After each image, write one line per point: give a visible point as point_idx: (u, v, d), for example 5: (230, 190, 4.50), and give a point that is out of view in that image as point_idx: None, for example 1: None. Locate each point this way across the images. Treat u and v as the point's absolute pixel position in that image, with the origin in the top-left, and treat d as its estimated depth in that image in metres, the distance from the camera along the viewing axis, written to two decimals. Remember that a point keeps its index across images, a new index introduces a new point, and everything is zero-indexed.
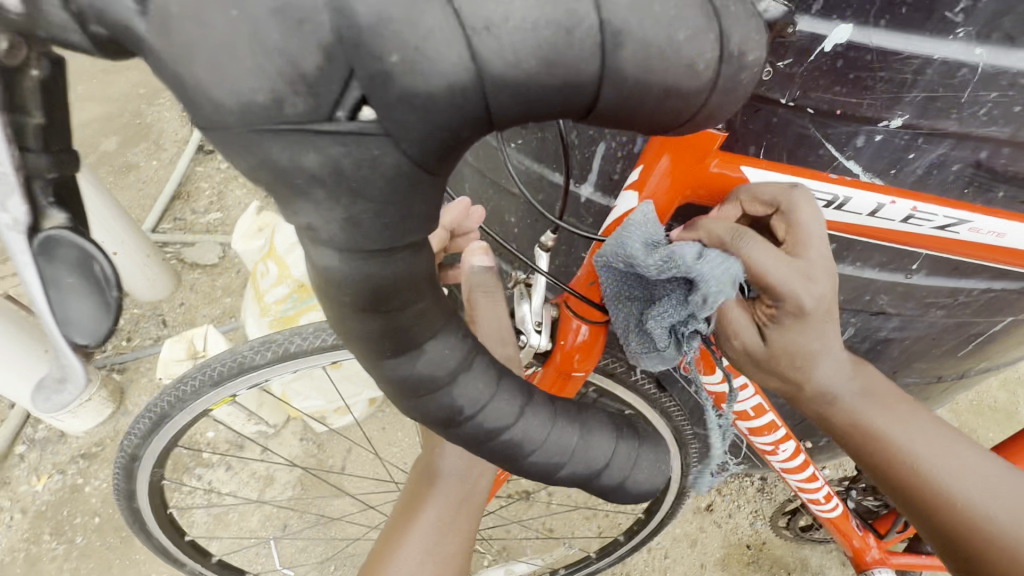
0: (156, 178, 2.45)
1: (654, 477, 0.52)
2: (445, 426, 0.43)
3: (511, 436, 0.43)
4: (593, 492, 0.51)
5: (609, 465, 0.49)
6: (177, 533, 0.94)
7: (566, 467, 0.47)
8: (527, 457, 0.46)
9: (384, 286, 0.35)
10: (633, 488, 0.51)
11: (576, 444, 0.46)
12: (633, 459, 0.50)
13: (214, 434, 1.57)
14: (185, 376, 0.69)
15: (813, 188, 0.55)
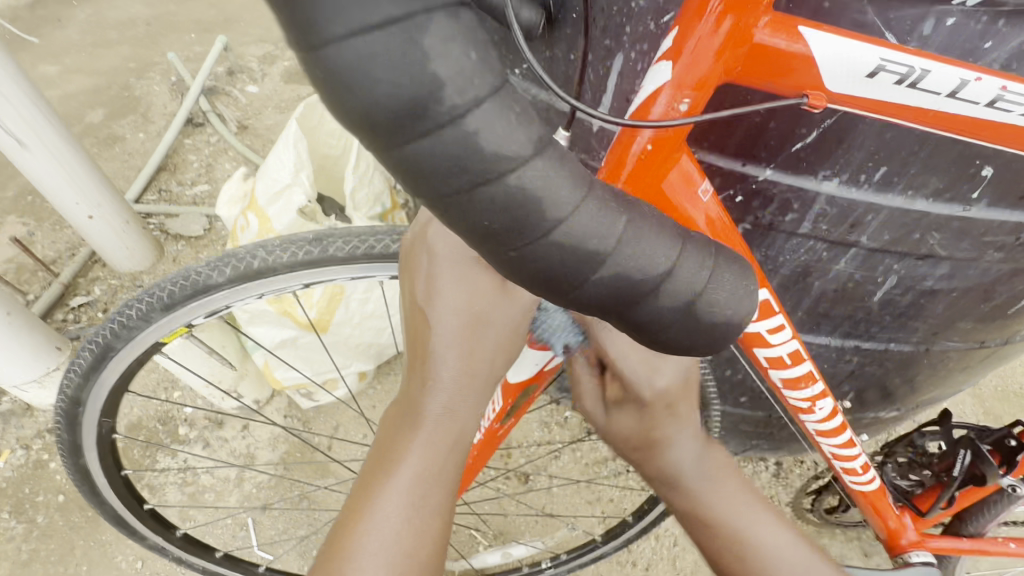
0: (142, 150, 2.35)
1: (734, 303, 0.41)
2: (483, 226, 0.33)
3: (547, 222, 0.33)
4: (647, 314, 0.39)
5: (672, 276, 0.38)
6: (135, 501, 0.84)
7: (613, 264, 0.35)
8: (571, 258, 0.34)
9: (394, 76, 0.28)
10: (706, 312, 0.40)
11: (622, 232, 0.35)
12: (707, 270, 0.39)
13: (191, 409, 1.47)
14: (133, 299, 0.59)
15: (885, 57, 0.45)
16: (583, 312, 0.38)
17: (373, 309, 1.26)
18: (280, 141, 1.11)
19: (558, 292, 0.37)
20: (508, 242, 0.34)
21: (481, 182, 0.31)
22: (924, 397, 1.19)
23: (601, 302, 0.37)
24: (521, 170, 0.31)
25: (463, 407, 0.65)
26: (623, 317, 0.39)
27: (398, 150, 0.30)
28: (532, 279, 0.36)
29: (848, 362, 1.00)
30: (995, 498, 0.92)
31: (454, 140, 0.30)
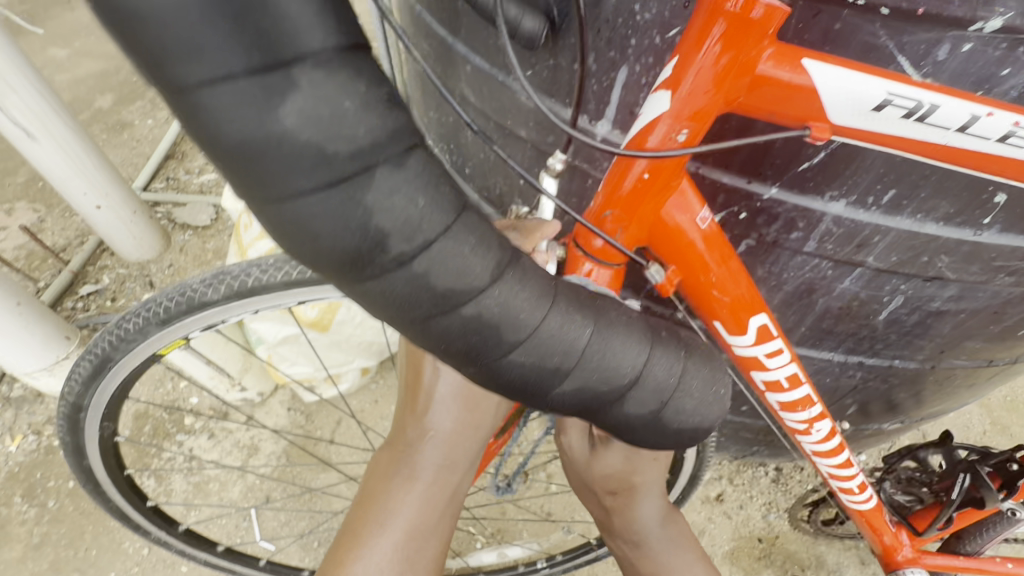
0: (150, 137, 2.36)
1: (702, 398, 0.43)
2: (451, 345, 0.34)
3: (510, 343, 0.34)
4: (609, 422, 0.41)
5: (640, 380, 0.39)
6: (138, 498, 0.86)
7: (577, 375, 0.37)
8: (536, 373, 0.36)
9: (330, 211, 0.28)
10: (672, 409, 0.42)
11: (587, 343, 0.36)
12: (675, 371, 0.41)
13: (197, 400, 1.49)
14: (128, 314, 0.59)
15: (892, 90, 0.43)
16: (551, 414, 0.40)
17: None
18: None
19: (522, 398, 0.38)
20: (474, 359, 0.35)
21: (445, 316, 0.32)
22: (928, 410, 1.18)
23: (567, 407, 0.39)
24: (482, 300, 0.32)
25: (457, 468, 0.77)
26: (588, 416, 0.40)
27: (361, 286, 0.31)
28: (499, 389, 0.37)
29: (851, 377, 0.99)
30: (994, 520, 0.91)
31: (414, 283, 0.31)
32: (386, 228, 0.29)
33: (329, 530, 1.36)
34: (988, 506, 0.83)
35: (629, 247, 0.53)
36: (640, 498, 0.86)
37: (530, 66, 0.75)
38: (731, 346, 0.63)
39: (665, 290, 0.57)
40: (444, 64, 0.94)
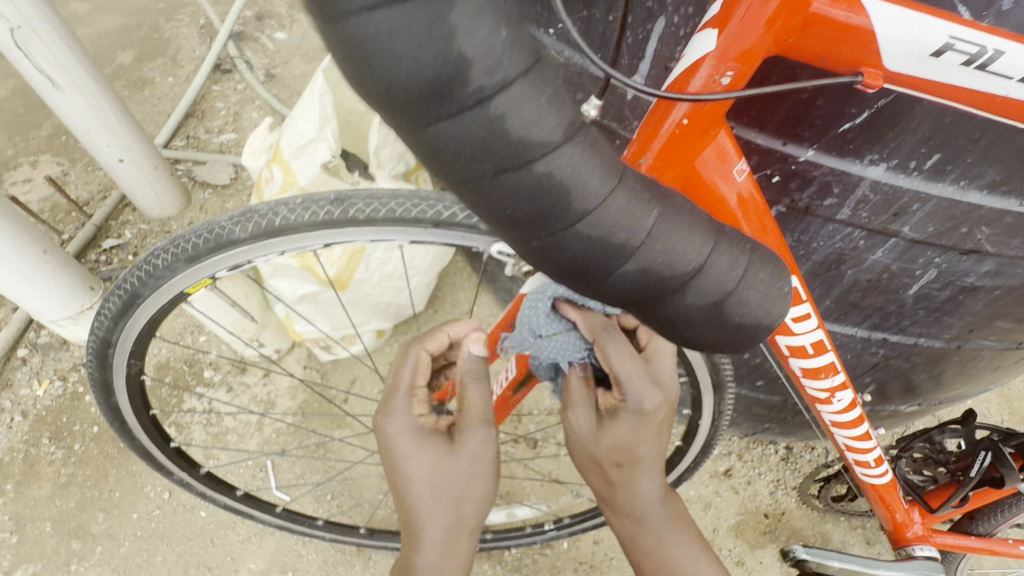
0: (170, 95, 2.35)
1: (761, 300, 0.45)
2: (515, 216, 0.37)
3: (579, 216, 0.37)
4: (675, 311, 0.44)
5: (702, 270, 0.42)
6: (161, 439, 0.88)
7: (642, 258, 0.40)
8: (599, 252, 0.39)
9: (407, 28, 0.30)
10: (731, 308, 0.44)
11: (655, 227, 0.40)
12: (736, 266, 0.43)
13: (216, 354, 1.53)
14: (156, 250, 0.60)
15: (955, 34, 0.40)
16: (614, 298, 0.43)
17: (393, 269, 1.27)
18: (305, 94, 1.09)
19: (583, 280, 0.41)
20: (540, 231, 0.38)
21: (516, 184, 0.35)
22: (947, 394, 1.16)
23: (626, 294, 0.42)
24: (544, 165, 0.35)
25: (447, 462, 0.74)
26: (646, 307, 0.44)
27: (431, 144, 0.34)
28: (562, 269, 0.41)
29: (872, 354, 0.97)
30: (1009, 501, 0.91)
31: (483, 146, 0.34)
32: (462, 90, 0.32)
33: (342, 484, 1.39)
34: (1007, 486, 0.84)
35: None
36: (641, 471, 0.77)
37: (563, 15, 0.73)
38: None
39: None
40: None
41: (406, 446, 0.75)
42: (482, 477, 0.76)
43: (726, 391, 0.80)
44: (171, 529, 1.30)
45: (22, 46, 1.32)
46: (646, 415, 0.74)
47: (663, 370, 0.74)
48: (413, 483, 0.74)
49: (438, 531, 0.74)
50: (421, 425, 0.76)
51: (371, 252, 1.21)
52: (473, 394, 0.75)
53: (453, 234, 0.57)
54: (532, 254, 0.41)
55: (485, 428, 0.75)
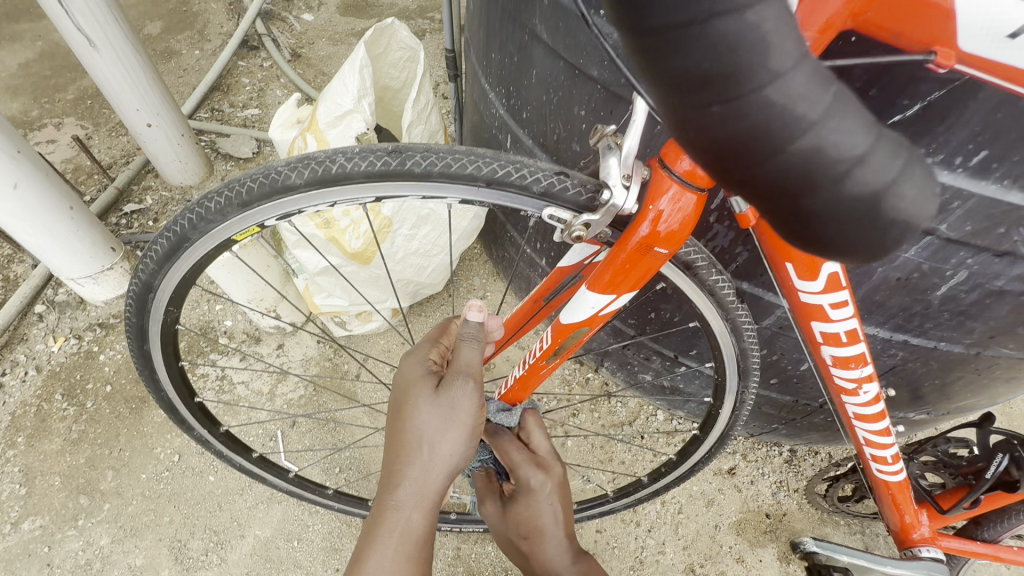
0: (196, 67, 2.36)
1: (925, 206, 0.26)
2: (682, 63, 0.22)
3: (766, 72, 0.22)
4: (804, 217, 0.26)
5: (871, 153, 0.24)
6: (187, 393, 0.90)
7: (813, 132, 0.23)
8: (771, 122, 0.23)
9: None
10: (894, 214, 0.26)
11: (828, 94, 0.23)
12: (894, 146, 0.25)
13: (231, 323, 1.54)
14: (209, 194, 0.60)
15: None
16: (742, 181, 0.26)
17: (417, 247, 1.28)
18: (345, 64, 1.10)
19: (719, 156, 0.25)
20: (718, 93, 0.22)
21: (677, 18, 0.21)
22: (957, 404, 1.16)
23: (778, 185, 0.25)
24: (746, 18, 0.21)
25: (431, 429, 0.67)
26: (782, 205, 0.26)
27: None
28: (701, 145, 0.25)
29: (891, 356, 0.98)
30: (1016, 509, 0.92)
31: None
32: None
33: (350, 458, 1.39)
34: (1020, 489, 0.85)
35: None
36: (544, 542, 0.80)
37: None
38: (798, 289, 0.62)
39: (746, 222, 0.56)
40: None
41: (402, 386, 0.71)
42: (456, 430, 0.68)
43: (750, 381, 0.80)
44: (180, 491, 1.31)
45: (63, 3, 1.35)
46: (534, 496, 0.80)
47: (545, 452, 0.83)
48: (394, 422, 0.69)
49: (408, 476, 0.67)
50: (422, 370, 0.72)
51: (397, 228, 1.22)
52: (467, 351, 0.71)
53: (503, 194, 0.58)
54: (676, 131, 0.26)
55: (468, 384, 0.69)
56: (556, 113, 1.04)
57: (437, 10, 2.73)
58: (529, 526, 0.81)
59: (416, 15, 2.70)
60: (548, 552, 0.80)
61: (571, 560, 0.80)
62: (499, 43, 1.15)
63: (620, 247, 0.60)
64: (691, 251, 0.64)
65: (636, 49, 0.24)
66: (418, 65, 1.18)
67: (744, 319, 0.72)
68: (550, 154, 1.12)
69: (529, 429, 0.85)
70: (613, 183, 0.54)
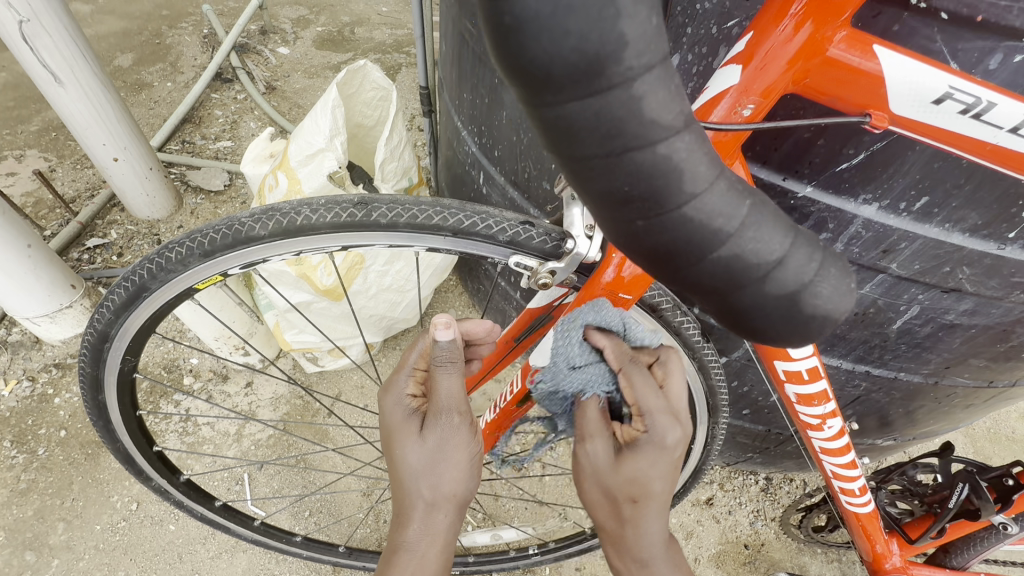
0: (168, 99, 2.34)
1: (838, 297, 0.31)
2: (615, 196, 0.26)
3: (683, 196, 0.26)
4: (746, 310, 0.31)
5: (783, 255, 0.29)
6: (145, 442, 0.86)
7: (730, 241, 0.28)
8: (694, 235, 0.27)
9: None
10: (808, 303, 0.30)
11: (747, 212, 0.28)
12: (801, 248, 0.30)
13: (197, 361, 1.50)
14: (170, 244, 0.59)
15: (954, 85, 0.44)
16: (684, 285, 0.30)
17: (390, 283, 1.27)
18: (317, 104, 1.11)
19: (661, 268, 0.29)
20: (643, 211, 0.26)
21: (605, 153, 0.24)
22: (921, 430, 1.20)
23: (703, 279, 0.29)
24: (660, 151, 0.25)
25: (426, 473, 0.63)
26: (711, 294, 0.30)
27: (547, 110, 0.24)
28: (640, 251, 0.29)
29: (855, 386, 1.01)
30: (982, 535, 0.92)
31: (588, 100, 0.23)
32: (583, 15, 0.21)
33: (321, 501, 1.34)
34: (980, 518, 0.86)
35: None
36: (649, 514, 0.60)
37: None
38: None
39: None
40: None
41: (387, 430, 0.66)
42: (452, 467, 0.63)
43: (720, 417, 0.81)
44: (138, 542, 1.24)
45: (28, 39, 1.33)
46: (656, 453, 0.58)
47: (682, 401, 0.60)
48: (388, 468, 0.65)
49: (413, 522, 0.63)
50: (404, 409, 0.66)
51: (370, 264, 1.21)
52: (444, 381, 0.62)
53: (469, 243, 0.58)
54: (619, 240, 0.29)
55: (454, 419, 0.62)
56: (527, 152, 1.06)
57: (413, 45, 2.79)
58: (636, 488, 0.59)
59: (392, 50, 2.75)
60: (648, 526, 0.60)
61: (666, 546, 0.61)
62: (470, 84, 1.18)
63: (586, 292, 0.60)
64: (656, 293, 0.65)
65: (573, 172, 0.27)
66: (391, 105, 1.20)
67: (710, 357, 0.73)
68: (521, 191, 1.13)
69: (669, 367, 0.59)
70: (576, 233, 0.55)
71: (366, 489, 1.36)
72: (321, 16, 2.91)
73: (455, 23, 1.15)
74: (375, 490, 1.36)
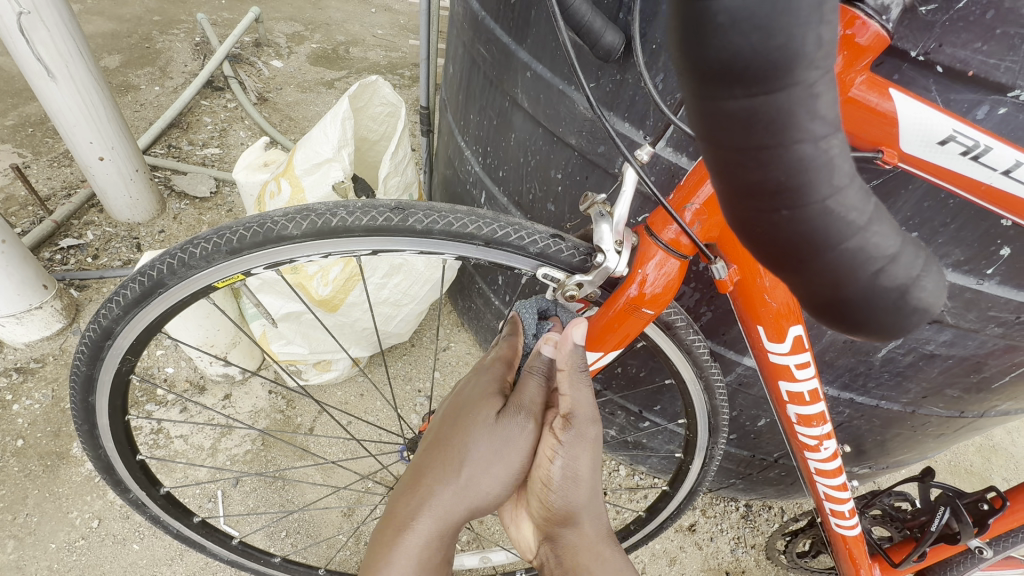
0: (155, 103, 2.30)
1: (942, 298, 0.28)
2: (764, 185, 0.23)
3: (830, 188, 0.23)
4: (851, 310, 0.27)
5: (900, 254, 0.26)
6: (128, 450, 0.82)
7: (863, 236, 0.24)
8: (828, 229, 0.24)
9: None
10: (921, 307, 0.27)
11: (872, 211, 0.25)
12: (920, 251, 0.27)
13: (173, 371, 1.44)
14: (195, 239, 0.59)
15: (958, 129, 0.49)
16: (795, 276, 0.27)
17: (387, 296, 1.26)
18: (328, 114, 1.11)
19: (781, 260, 0.26)
20: (788, 201, 0.23)
21: (767, 143, 0.22)
22: (894, 459, 1.25)
23: (820, 277, 0.26)
24: (819, 145, 0.22)
25: (478, 453, 0.60)
26: (824, 297, 0.27)
27: (715, 100, 0.22)
28: (765, 242, 0.26)
29: (839, 413, 1.05)
30: (958, 560, 0.96)
31: (759, 95, 0.21)
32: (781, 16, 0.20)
33: (298, 521, 1.28)
34: (959, 542, 0.90)
35: (701, 239, 0.57)
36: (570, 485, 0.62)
37: (595, 78, 0.84)
38: (765, 351, 0.67)
39: (723, 287, 0.60)
40: (504, 66, 1.04)
41: (461, 397, 0.64)
42: (502, 466, 0.60)
43: (719, 437, 0.83)
44: (95, 563, 1.15)
45: (25, 31, 1.30)
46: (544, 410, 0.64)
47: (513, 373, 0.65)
48: (442, 430, 0.62)
49: (437, 495, 0.59)
50: (489, 385, 0.63)
51: (368, 276, 1.21)
52: (532, 386, 0.61)
53: (499, 253, 0.60)
54: (747, 229, 0.26)
55: (527, 424, 0.61)
56: (533, 172, 1.09)
57: (406, 67, 2.84)
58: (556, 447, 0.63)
59: (386, 70, 2.79)
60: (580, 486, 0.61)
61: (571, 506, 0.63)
62: (478, 104, 1.21)
63: (608, 306, 0.62)
64: (671, 312, 0.68)
65: (715, 162, 0.24)
66: (399, 121, 1.21)
67: (716, 377, 0.75)
68: (524, 211, 1.16)
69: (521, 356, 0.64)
70: (606, 247, 0.56)
71: (346, 509, 1.31)
72: (317, 33, 2.95)
73: (467, 46, 1.20)
74: (356, 510, 1.31)
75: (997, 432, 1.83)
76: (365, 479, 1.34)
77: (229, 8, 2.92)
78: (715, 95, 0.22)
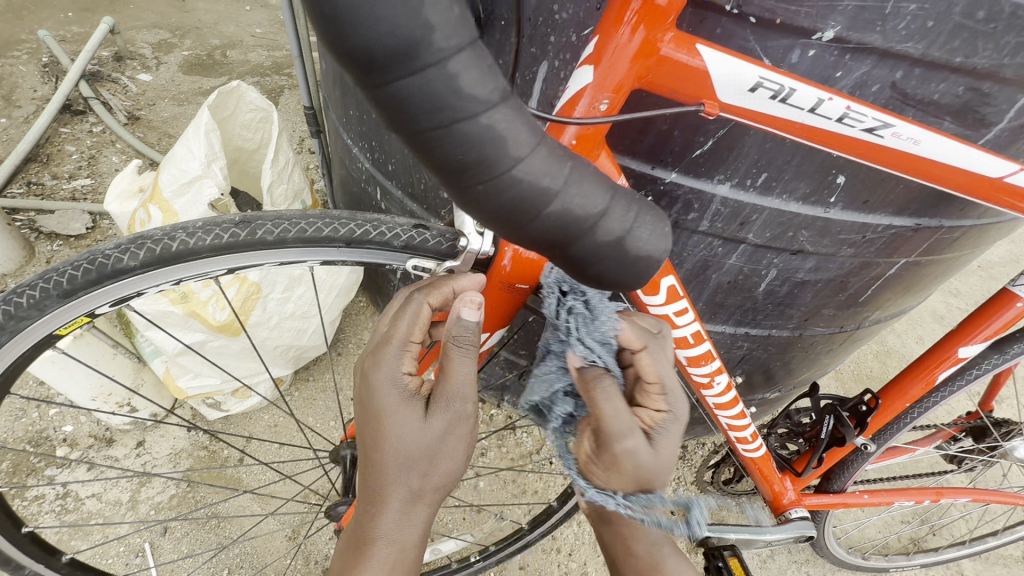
0: (3, 137, 2.05)
1: (649, 237, 0.44)
2: (465, 167, 0.36)
3: (513, 162, 0.36)
4: (579, 247, 0.42)
5: (603, 209, 0.41)
6: (9, 524, 0.75)
7: (559, 199, 0.39)
8: (528, 195, 0.38)
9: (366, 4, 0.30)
10: (631, 244, 0.43)
11: (565, 179, 0.39)
12: (631, 208, 0.42)
13: (73, 428, 1.32)
14: (18, 288, 0.53)
15: (763, 75, 0.53)
16: (531, 234, 0.41)
17: (293, 310, 1.22)
18: (189, 129, 1.04)
19: (514, 224, 0.40)
20: (488, 183, 0.36)
21: (444, 132, 0.34)
22: (798, 378, 1.36)
23: (546, 232, 0.40)
24: (484, 122, 0.34)
25: (421, 463, 0.60)
26: (553, 243, 0.41)
27: (393, 98, 0.33)
28: (498, 213, 0.39)
29: (740, 347, 1.14)
30: (852, 458, 1.08)
31: (424, 94, 0.32)
32: (391, 9, 0.30)
33: (241, 555, 1.23)
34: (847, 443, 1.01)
35: None
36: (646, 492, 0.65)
37: None
38: (644, 304, 0.71)
39: None
40: None
41: (376, 410, 0.59)
42: (450, 457, 0.62)
43: None
44: None
45: None
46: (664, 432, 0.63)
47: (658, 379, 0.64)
48: (371, 458, 0.60)
49: (390, 512, 0.61)
50: (399, 390, 0.59)
51: (268, 292, 1.16)
52: (460, 363, 0.57)
53: (365, 252, 0.60)
54: (480, 206, 0.39)
55: (464, 406, 0.59)
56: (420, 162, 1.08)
57: (293, 66, 2.69)
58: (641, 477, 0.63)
59: (272, 72, 2.63)
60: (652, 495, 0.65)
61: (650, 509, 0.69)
62: (353, 98, 1.17)
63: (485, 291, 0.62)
64: None
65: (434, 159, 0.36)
66: (273, 126, 1.15)
67: None
68: (420, 202, 1.15)
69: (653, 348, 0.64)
70: (467, 231, 0.58)
71: (291, 532, 1.27)
72: (186, 39, 2.71)
73: None
74: (301, 531, 1.27)
75: (890, 337, 2.05)
76: (307, 498, 1.31)
77: (78, 21, 2.62)
78: (385, 90, 0.33)
